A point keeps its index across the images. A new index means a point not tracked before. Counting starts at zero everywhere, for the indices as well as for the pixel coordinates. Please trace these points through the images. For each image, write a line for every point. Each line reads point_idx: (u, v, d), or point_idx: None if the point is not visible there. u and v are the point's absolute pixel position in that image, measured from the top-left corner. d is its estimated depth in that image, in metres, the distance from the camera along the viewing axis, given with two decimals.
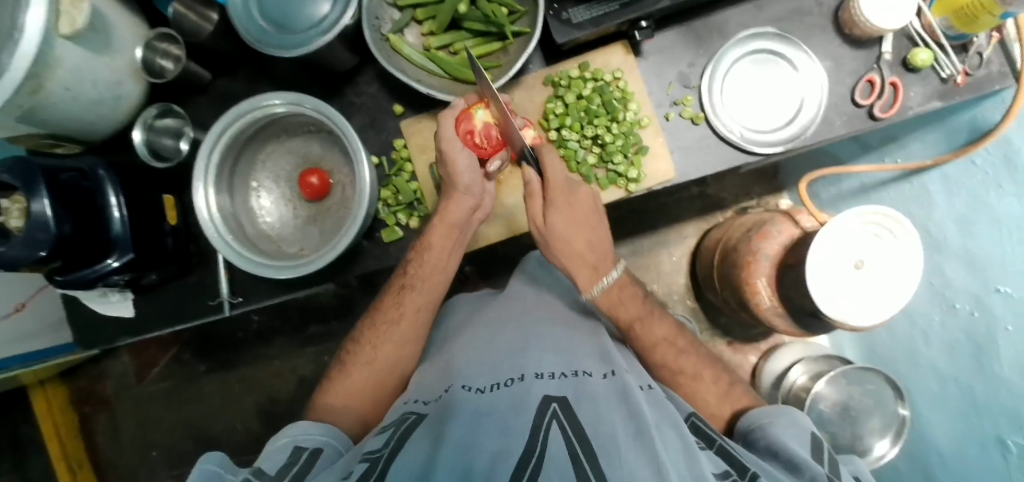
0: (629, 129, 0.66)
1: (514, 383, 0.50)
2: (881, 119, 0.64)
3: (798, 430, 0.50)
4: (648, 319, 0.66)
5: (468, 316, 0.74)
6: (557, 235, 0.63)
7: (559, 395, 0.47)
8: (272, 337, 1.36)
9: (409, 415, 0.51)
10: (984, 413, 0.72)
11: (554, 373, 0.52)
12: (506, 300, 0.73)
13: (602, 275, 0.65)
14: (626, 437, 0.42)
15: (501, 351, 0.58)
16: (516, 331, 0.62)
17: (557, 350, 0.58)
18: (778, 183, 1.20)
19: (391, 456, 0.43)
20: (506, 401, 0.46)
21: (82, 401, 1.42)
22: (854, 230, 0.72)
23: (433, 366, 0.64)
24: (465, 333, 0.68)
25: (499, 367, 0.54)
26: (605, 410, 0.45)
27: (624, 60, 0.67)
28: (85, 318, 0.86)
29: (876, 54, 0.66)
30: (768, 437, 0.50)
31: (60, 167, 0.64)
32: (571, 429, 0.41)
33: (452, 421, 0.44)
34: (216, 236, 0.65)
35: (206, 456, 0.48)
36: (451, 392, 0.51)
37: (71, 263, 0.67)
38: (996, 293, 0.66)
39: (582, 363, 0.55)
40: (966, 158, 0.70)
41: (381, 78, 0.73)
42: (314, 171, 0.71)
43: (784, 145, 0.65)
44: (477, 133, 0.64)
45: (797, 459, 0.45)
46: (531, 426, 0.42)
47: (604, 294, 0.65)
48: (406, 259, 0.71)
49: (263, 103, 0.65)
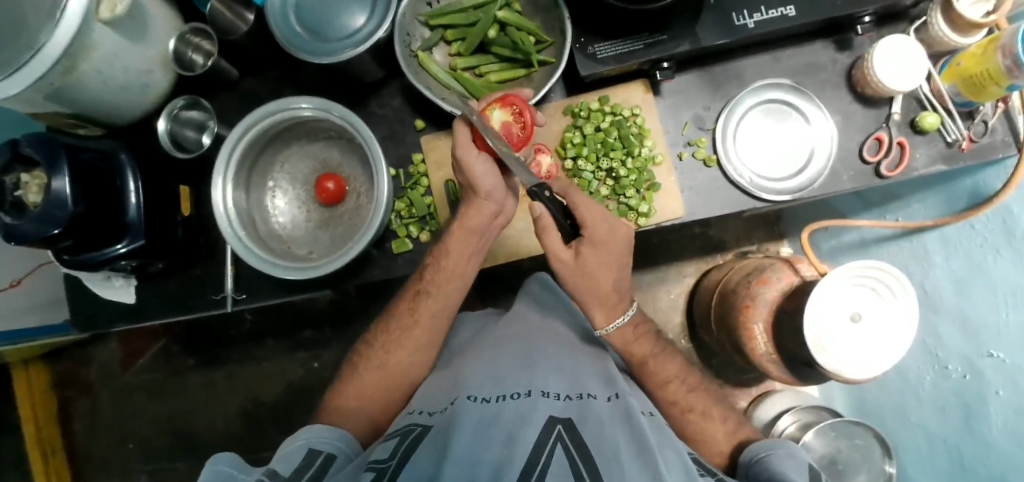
0: (643, 165, 0.68)
1: (520, 398, 0.51)
2: (887, 177, 0.66)
3: (798, 463, 0.51)
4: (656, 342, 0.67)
5: (473, 336, 0.75)
6: (586, 268, 0.59)
7: (564, 416, 0.48)
8: (264, 338, 1.35)
9: (414, 425, 0.52)
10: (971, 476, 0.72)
11: (560, 394, 0.53)
12: (513, 319, 0.73)
13: (618, 313, 0.64)
14: (628, 459, 0.42)
15: (505, 369, 0.58)
16: (522, 350, 0.63)
17: (562, 372, 0.58)
18: (780, 230, 1.22)
19: (396, 468, 0.43)
20: (511, 416, 0.47)
21: (64, 385, 1.41)
22: (851, 284, 0.74)
23: (439, 379, 0.64)
24: (471, 349, 0.68)
25: (505, 383, 0.55)
26: (609, 433, 0.46)
27: (644, 98, 0.69)
28: (84, 303, 0.86)
29: (885, 113, 0.68)
30: (770, 469, 0.51)
31: (82, 147, 0.66)
32: (576, 450, 0.42)
33: (457, 431, 0.44)
34: (229, 232, 0.66)
35: (218, 456, 0.49)
36: (457, 402, 0.52)
37: (82, 243, 0.68)
38: (989, 357, 0.67)
39: (587, 386, 0.56)
40: (966, 221, 0.71)
41: (406, 92, 0.74)
42: (331, 177, 0.72)
43: (792, 194, 0.66)
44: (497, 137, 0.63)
45: None
46: (535, 444, 0.42)
47: (616, 333, 0.65)
48: (424, 265, 0.71)
49: (290, 106, 0.67)
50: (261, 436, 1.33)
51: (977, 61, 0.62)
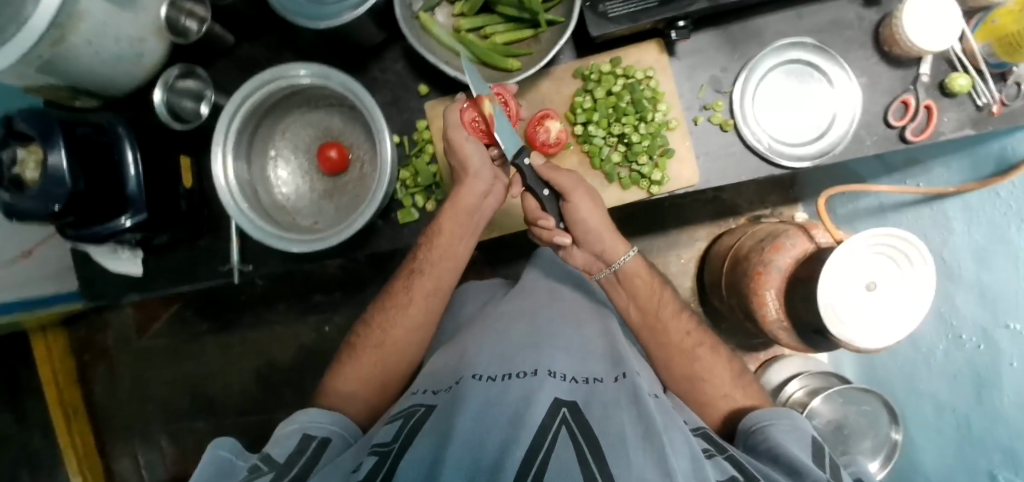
0: (656, 130, 0.65)
1: (527, 376, 0.50)
2: (912, 142, 0.63)
3: (799, 435, 0.51)
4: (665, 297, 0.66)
5: (480, 309, 0.75)
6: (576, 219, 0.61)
7: (568, 398, 0.47)
8: (274, 303, 1.36)
9: (417, 407, 0.51)
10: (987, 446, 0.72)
11: (567, 375, 0.52)
12: (518, 296, 0.72)
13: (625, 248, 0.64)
14: (635, 442, 0.42)
15: (512, 346, 0.57)
16: (529, 327, 0.62)
17: (568, 351, 0.57)
18: (794, 194, 1.20)
19: (400, 450, 0.43)
20: (517, 395, 0.46)
21: (82, 351, 1.44)
22: (868, 251, 0.72)
23: (444, 356, 0.63)
24: (478, 323, 0.68)
25: (511, 361, 0.54)
26: (615, 415, 0.45)
27: (658, 59, 0.66)
28: (93, 272, 0.86)
29: (913, 75, 0.64)
30: (770, 440, 0.50)
31: (77, 121, 0.64)
32: (581, 435, 0.42)
33: (463, 410, 0.44)
34: (232, 204, 0.64)
35: (218, 444, 0.49)
36: (462, 382, 0.51)
37: (83, 218, 0.67)
38: (1004, 328, 0.67)
39: (593, 368, 0.55)
40: (990, 188, 0.70)
41: (408, 56, 0.71)
42: (334, 145, 0.70)
43: (812, 160, 0.64)
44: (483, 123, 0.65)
45: (801, 463, 0.45)
46: (540, 425, 0.42)
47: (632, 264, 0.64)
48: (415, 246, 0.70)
49: (287, 73, 0.64)
50: (276, 399, 1.36)
51: (1015, 18, 0.57)
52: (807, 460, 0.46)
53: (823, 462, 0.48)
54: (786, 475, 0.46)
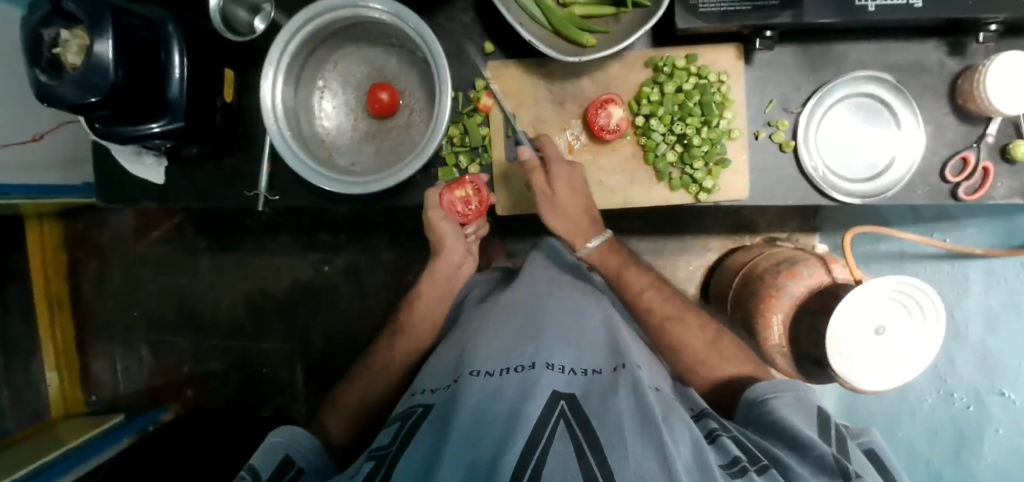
0: (718, 137, 0.63)
1: (524, 370, 0.51)
2: (963, 200, 0.63)
3: (804, 409, 0.53)
4: (627, 272, 0.71)
5: (476, 305, 0.74)
6: (558, 201, 0.66)
7: (567, 392, 0.48)
8: (278, 232, 1.35)
9: (416, 407, 0.53)
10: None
11: (565, 367, 0.53)
12: (518, 285, 0.71)
13: (592, 234, 0.70)
14: (631, 427, 0.43)
15: (510, 336, 0.58)
16: (527, 315, 0.62)
17: (568, 341, 0.58)
18: (814, 224, 1.20)
19: (396, 453, 0.46)
20: (514, 389, 0.48)
21: (75, 245, 1.43)
22: (881, 295, 0.73)
23: (456, 341, 0.64)
24: (479, 314, 0.69)
25: (510, 353, 0.55)
26: (613, 403, 0.46)
27: (733, 65, 0.64)
28: (110, 170, 0.84)
29: (979, 132, 0.64)
30: (774, 413, 0.52)
31: (126, 11, 0.61)
32: (579, 429, 0.43)
33: (459, 410, 0.46)
34: (275, 129, 0.63)
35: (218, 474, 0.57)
36: (460, 379, 0.52)
37: (119, 115, 0.65)
38: (998, 394, 0.80)
39: (592, 359, 0.57)
40: None
41: (479, 9, 0.68)
42: (386, 87, 0.68)
43: (862, 198, 0.63)
44: (460, 204, 0.70)
45: (807, 439, 0.48)
46: (539, 418, 0.44)
47: (596, 251, 0.72)
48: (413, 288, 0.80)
49: (360, 3, 0.61)
50: (265, 328, 1.37)
51: None
52: (811, 436, 0.49)
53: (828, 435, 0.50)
54: (789, 450, 0.48)
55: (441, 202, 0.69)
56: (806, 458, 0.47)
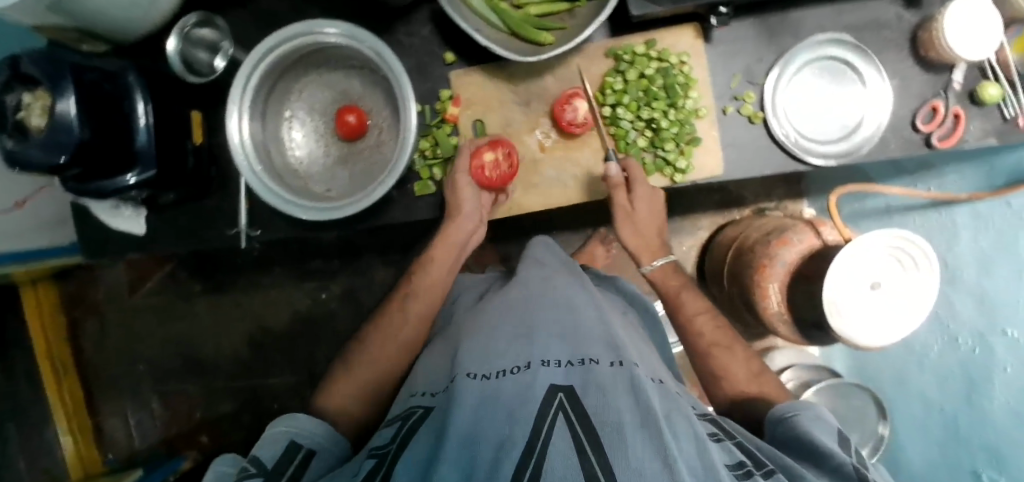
0: (686, 118, 0.64)
1: (519, 372, 0.51)
2: (937, 148, 0.63)
3: (826, 427, 0.51)
4: (686, 295, 0.70)
5: (474, 304, 0.74)
6: (636, 218, 0.66)
7: (566, 384, 0.48)
8: (272, 266, 1.35)
9: (417, 406, 0.53)
10: (980, 444, 0.76)
11: (560, 361, 0.53)
12: (516, 286, 0.71)
13: (659, 253, 0.70)
14: (631, 427, 0.42)
15: (505, 340, 0.58)
16: (522, 320, 0.62)
17: (564, 338, 0.57)
18: (801, 190, 1.20)
19: (397, 451, 0.46)
20: (510, 391, 0.47)
21: (72, 306, 1.42)
22: (878, 251, 0.73)
23: (447, 347, 0.64)
24: (475, 317, 0.68)
25: (505, 356, 0.55)
26: (612, 401, 0.45)
27: (693, 44, 0.64)
28: (92, 227, 0.84)
29: (945, 80, 0.64)
30: (798, 431, 0.51)
31: (86, 67, 0.61)
32: (578, 422, 0.42)
33: (457, 412, 0.46)
34: (246, 166, 0.63)
35: (217, 458, 0.52)
36: (456, 381, 0.52)
37: (90, 171, 0.65)
38: (1002, 334, 0.71)
39: (589, 350, 0.55)
40: (1003, 198, 0.71)
41: (437, 20, 0.68)
42: (353, 110, 0.68)
43: (836, 159, 0.63)
44: (490, 169, 0.65)
45: (829, 453, 0.46)
46: (536, 416, 0.43)
47: (658, 272, 0.70)
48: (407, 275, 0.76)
49: (313, 30, 0.61)
50: (270, 363, 1.36)
51: None
52: (834, 451, 0.47)
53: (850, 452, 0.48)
54: (812, 467, 0.47)
55: (471, 166, 0.65)
56: (826, 468, 0.46)
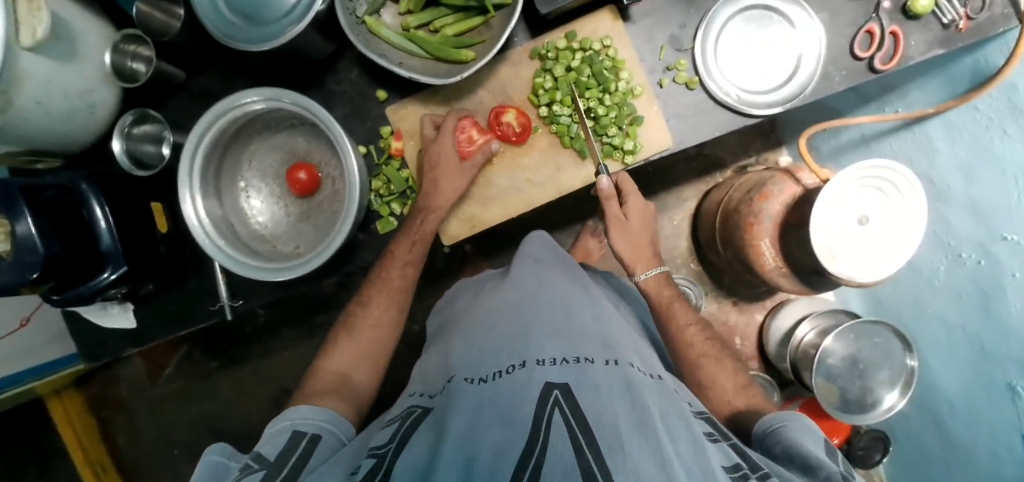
0: (622, 100, 0.64)
1: (514, 370, 0.48)
2: (881, 71, 0.62)
3: (811, 435, 0.51)
4: (678, 305, 0.73)
5: (473, 299, 0.73)
6: (628, 224, 0.73)
7: (561, 382, 0.45)
8: (278, 330, 1.35)
9: (415, 408, 0.52)
10: (1007, 356, 0.69)
11: (556, 359, 0.49)
12: (508, 285, 0.69)
13: (652, 263, 0.75)
14: (630, 429, 0.39)
15: (498, 339, 0.55)
16: (518, 317, 0.59)
17: (559, 335, 0.54)
18: (777, 138, 1.19)
19: (395, 452, 0.43)
20: (508, 390, 0.44)
21: (99, 406, 1.43)
22: (854, 186, 0.71)
23: (439, 351, 0.63)
24: (465, 319, 0.67)
25: (500, 356, 0.52)
26: (608, 399, 0.43)
27: (613, 27, 0.64)
28: (88, 331, 0.85)
29: (874, 2, 0.63)
30: (784, 440, 0.50)
31: (41, 185, 0.62)
32: (574, 420, 0.39)
33: (455, 412, 0.43)
34: (209, 244, 0.63)
35: (210, 448, 0.49)
36: (453, 384, 0.50)
37: (64, 281, 0.66)
38: (1002, 240, 0.66)
39: (584, 349, 0.52)
40: (969, 103, 0.67)
41: (361, 63, 0.69)
42: (302, 166, 0.69)
43: (783, 105, 0.63)
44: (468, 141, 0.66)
45: (814, 459, 0.45)
46: (533, 418, 0.40)
47: (651, 280, 0.74)
48: (381, 264, 0.70)
49: (239, 101, 0.62)
50: None
51: None
52: (822, 458, 0.46)
53: (836, 461, 0.47)
54: (800, 474, 0.45)
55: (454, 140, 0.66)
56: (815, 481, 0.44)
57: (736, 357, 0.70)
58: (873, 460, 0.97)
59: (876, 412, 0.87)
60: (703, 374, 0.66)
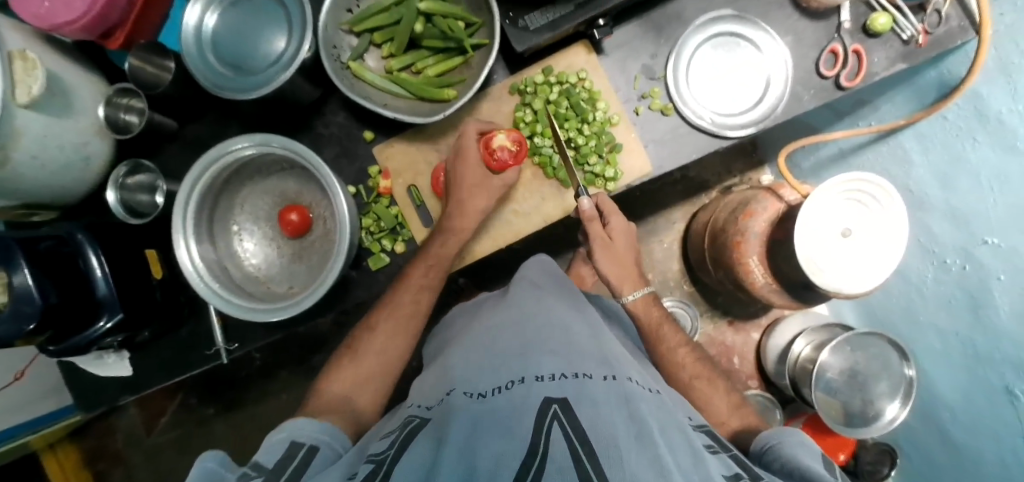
0: (600, 129, 0.66)
1: (513, 387, 0.47)
2: (847, 87, 0.64)
3: (808, 450, 0.51)
4: (666, 329, 0.74)
5: (469, 321, 0.74)
6: (613, 245, 0.74)
7: (559, 396, 0.44)
8: (276, 372, 1.35)
9: (413, 418, 0.50)
10: (1000, 357, 0.70)
11: (554, 375, 0.49)
12: (506, 306, 0.70)
13: (638, 283, 0.77)
14: (629, 441, 0.39)
15: (497, 358, 0.55)
16: (516, 338, 0.59)
17: (558, 352, 0.55)
18: (758, 158, 1.21)
19: (394, 458, 0.41)
20: (507, 406, 0.43)
21: (94, 459, 1.40)
22: (837, 197, 0.73)
23: (439, 367, 0.62)
24: (462, 339, 0.67)
25: (499, 374, 0.51)
26: (607, 413, 0.43)
27: (587, 60, 0.67)
28: (84, 383, 0.85)
29: (835, 24, 0.66)
30: (782, 458, 0.50)
31: (37, 237, 0.63)
32: (575, 433, 0.38)
33: (454, 423, 0.42)
34: (204, 288, 0.64)
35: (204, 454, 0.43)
36: (452, 397, 0.49)
37: (61, 330, 0.67)
38: (983, 244, 0.67)
39: (582, 365, 0.52)
40: (938, 114, 0.70)
41: (349, 106, 0.72)
42: (294, 208, 0.70)
43: (756, 126, 0.65)
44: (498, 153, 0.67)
45: (813, 473, 0.45)
46: (533, 428, 0.39)
47: (639, 301, 0.77)
48: (387, 294, 0.70)
49: (231, 147, 0.64)
50: None
51: None
52: (822, 473, 0.46)
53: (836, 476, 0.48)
54: None
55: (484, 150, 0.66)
56: None
57: (730, 378, 0.70)
58: (881, 474, 0.97)
59: (877, 424, 0.85)
60: (698, 396, 0.66)
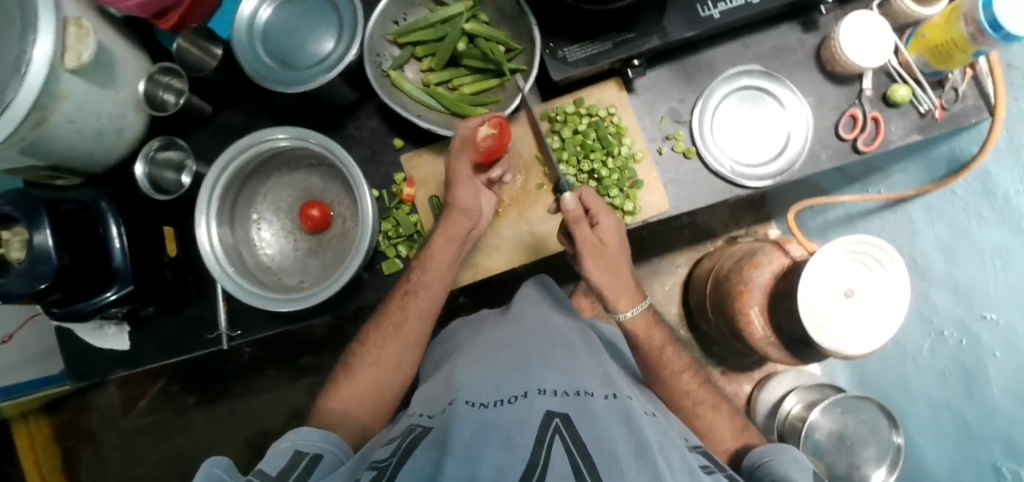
0: (624, 163, 0.69)
1: (516, 400, 0.48)
2: (864, 151, 0.67)
3: (800, 465, 0.51)
4: (670, 350, 0.70)
5: (472, 334, 0.74)
6: (603, 251, 0.65)
7: (562, 411, 0.45)
8: (264, 368, 1.34)
9: (415, 426, 0.50)
10: (990, 433, 0.70)
11: (557, 390, 0.50)
12: (509, 321, 0.71)
13: (635, 299, 0.68)
14: (629, 459, 0.40)
15: (499, 371, 0.56)
16: (519, 352, 0.60)
17: (561, 369, 0.55)
18: (766, 213, 1.24)
19: (395, 466, 0.41)
20: (510, 417, 0.44)
21: (66, 434, 1.38)
22: (841, 257, 0.75)
23: (442, 376, 0.63)
24: (465, 350, 0.68)
25: (503, 386, 0.52)
26: (607, 430, 0.43)
27: (618, 96, 0.70)
28: (77, 353, 0.85)
29: (857, 90, 0.68)
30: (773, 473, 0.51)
31: (61, 199, 0.64)
32: (576, 448, 0.39)
33: (457, 430, 0.43)
34: (219, 270, 0.65)
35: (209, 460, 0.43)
36: (454, 406, 0.50)
37: (71, 294, 0.67)
38: (982, 319, 0.68)
39: (584, 383, 0.53)
40: (947, 187, 0.72)
41: (382, 112, 0.74)
42: (316, 204, 0.72)
43: (773, 179, 0.67)
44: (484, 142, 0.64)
45: None
46: (535, 441, 0.40)
47: (637, 317, 0.69)
48: (389, 296, 0.71)
49: (266, 137, 0.66)
50: None
51: (941, 31, 0.62)
52: None
53: None
54: None
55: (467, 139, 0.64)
56: None
57: None
58: None
59: None
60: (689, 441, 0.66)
